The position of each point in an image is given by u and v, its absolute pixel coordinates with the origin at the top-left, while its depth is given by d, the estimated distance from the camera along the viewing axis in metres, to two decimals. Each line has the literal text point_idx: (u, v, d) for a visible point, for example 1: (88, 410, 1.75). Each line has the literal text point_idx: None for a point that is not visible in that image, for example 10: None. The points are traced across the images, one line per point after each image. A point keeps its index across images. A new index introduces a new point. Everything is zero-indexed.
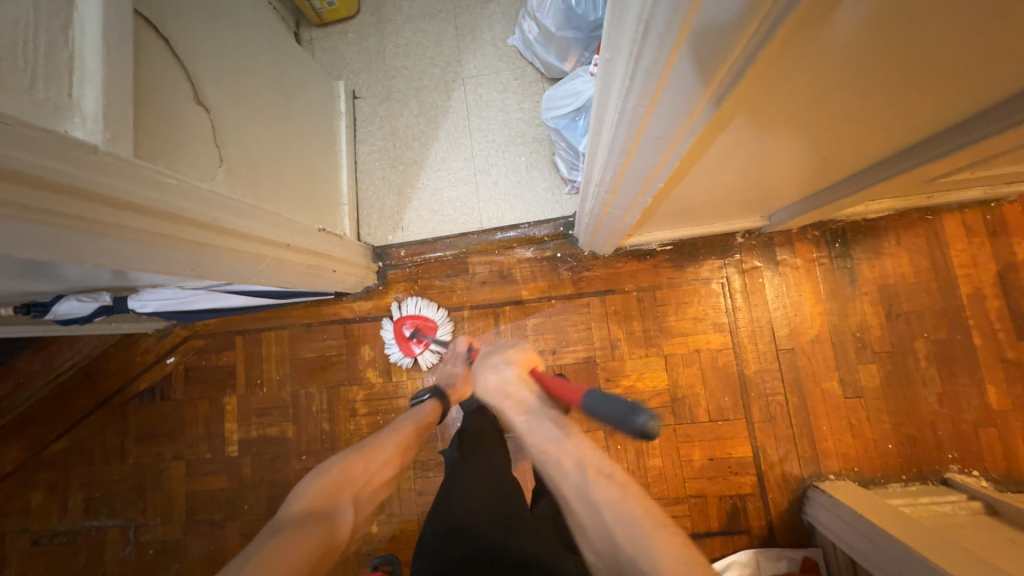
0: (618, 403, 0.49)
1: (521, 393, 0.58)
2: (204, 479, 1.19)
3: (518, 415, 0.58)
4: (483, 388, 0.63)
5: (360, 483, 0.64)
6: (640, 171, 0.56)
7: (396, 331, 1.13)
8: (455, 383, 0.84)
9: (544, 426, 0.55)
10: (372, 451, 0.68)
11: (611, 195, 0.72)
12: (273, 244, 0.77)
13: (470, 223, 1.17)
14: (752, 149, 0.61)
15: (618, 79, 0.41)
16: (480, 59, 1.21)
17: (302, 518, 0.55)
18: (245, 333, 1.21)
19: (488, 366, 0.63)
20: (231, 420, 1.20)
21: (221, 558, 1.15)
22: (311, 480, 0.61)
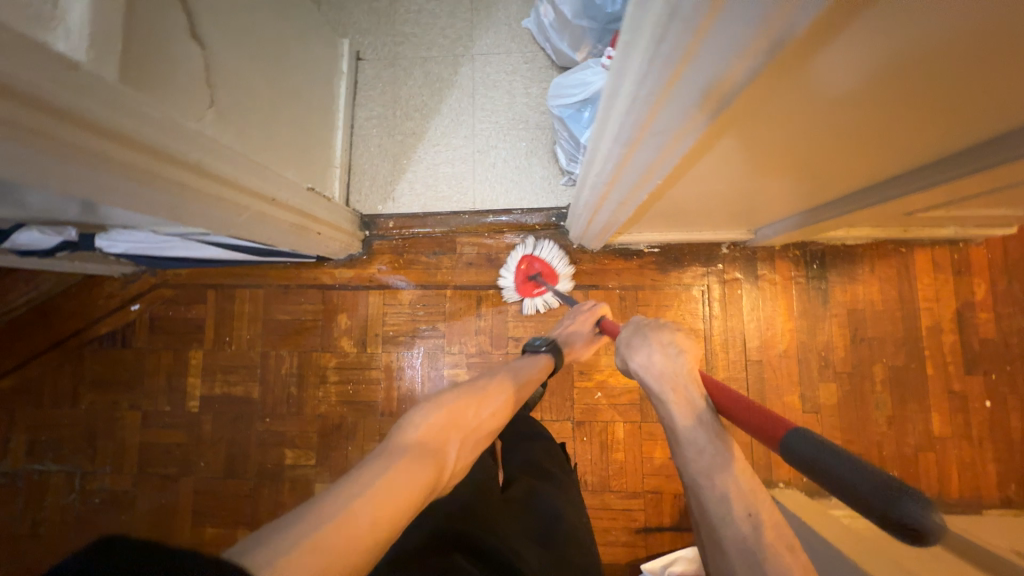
0: (873, 474, 0.34)
1: (699, 405, 0.54)
2: (161, 432, 1.15)
3: (682, 422, 0.53)
4: (645, 373, 0.59)
5: (465, 428, 0.64)
6: (642, 168, 0.57)
7: (526, 267, 1.10)
8: (573, 340, 0.93)
9: (721, 464, 0.49)
10: (475, 401, 0.68)
11: (608, 189, 0.73)
12: (258, 196, 0.74)
13: (463, 203, 1.15)
14: (748, 163, 0.64)
15: (636, 66, 0.41)
16: (492, 38, 1.18)
17: (418, 444, 0.55)
18: (218, 288, 1.17)
19: (654, 347, 0.60)
20: (195, 376, 1.16)
21: (171, 514, 1.13)
22: (423, 414, 0.62)
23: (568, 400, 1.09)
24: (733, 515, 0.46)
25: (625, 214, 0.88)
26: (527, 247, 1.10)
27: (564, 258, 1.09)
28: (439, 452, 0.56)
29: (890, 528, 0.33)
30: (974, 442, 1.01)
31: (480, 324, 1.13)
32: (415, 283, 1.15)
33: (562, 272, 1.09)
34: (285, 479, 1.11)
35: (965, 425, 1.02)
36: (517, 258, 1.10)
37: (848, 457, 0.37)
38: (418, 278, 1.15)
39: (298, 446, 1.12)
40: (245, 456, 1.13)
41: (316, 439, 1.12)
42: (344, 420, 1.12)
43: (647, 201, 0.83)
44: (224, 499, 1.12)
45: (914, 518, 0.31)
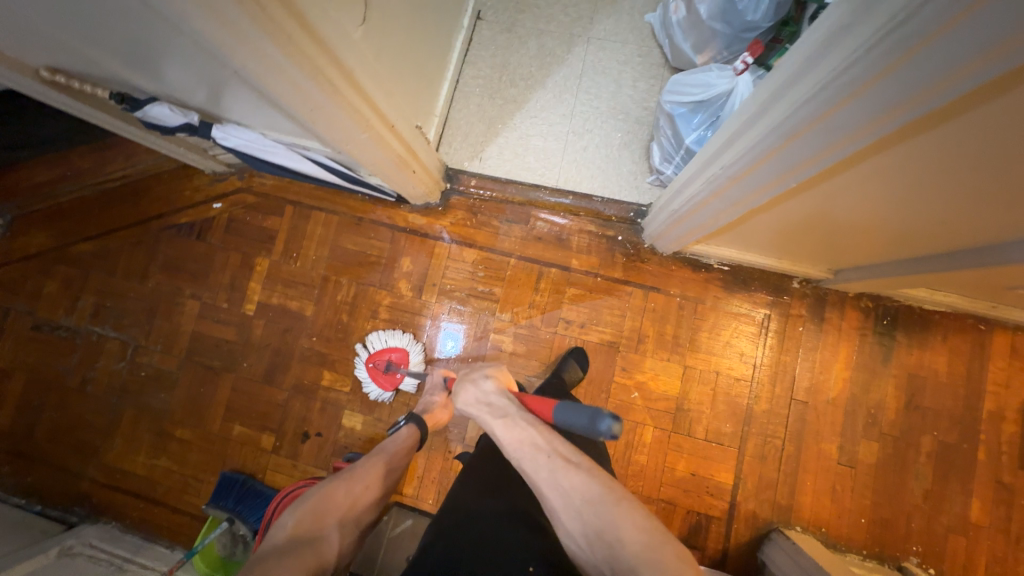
0: (587, 412, 0.62)
1: (501, 403, 0.73)
2: (213, 327, 1.21)
3: (495, 421, 0.70)
4: (467, 403, 0.77)
5: (343, 510, 0.72)
6: (780, 166, 0.60)
7: (369, 368, 1.13)
8: (430, 410, 0.94)
9: (518, 427, 0.68)
10: (350, 479, 0.76)
11: (719, 193, 0.76)
12: (381, 118, 0.77)
13: (546, 178, 1.17)
14: (850, 201, 0.69)
15: (839, 58, 0.44)
16: (612, 24, 1.19)
17: (288, 543, 0.65)
18: (298, 205, 1.22)
19: (468, 382, 0.78)
20: (256, 282, 1.21)
21: (206, 404, 1.19)
22: (294, 508, 0.71)
23: (603, 392, 1.09)
24: (537, 465, 0.64)
25: (703, 231, 0.90)
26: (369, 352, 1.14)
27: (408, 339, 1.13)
28: (315, 544, 0.66)
29: (600, 435, 0.61)
30: (1011, 538, 0.97)
31: (534, 299, 1.14)
32: (481, 245, 1.17)
33: (407, 345, 1.13)
34: (318, 399, 1.16)
35: (1005, 519, 0.98)
36: (363, 367, 1.13)
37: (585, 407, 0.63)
38: (486, 240, 1.17)
39: (336, 370, 1.16)
40: (285, 368, 1.18)
41: (354, 369, 1.16)
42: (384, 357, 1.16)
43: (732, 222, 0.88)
44: (256, 402, 1.17)
45: (613, 429, 0.58)
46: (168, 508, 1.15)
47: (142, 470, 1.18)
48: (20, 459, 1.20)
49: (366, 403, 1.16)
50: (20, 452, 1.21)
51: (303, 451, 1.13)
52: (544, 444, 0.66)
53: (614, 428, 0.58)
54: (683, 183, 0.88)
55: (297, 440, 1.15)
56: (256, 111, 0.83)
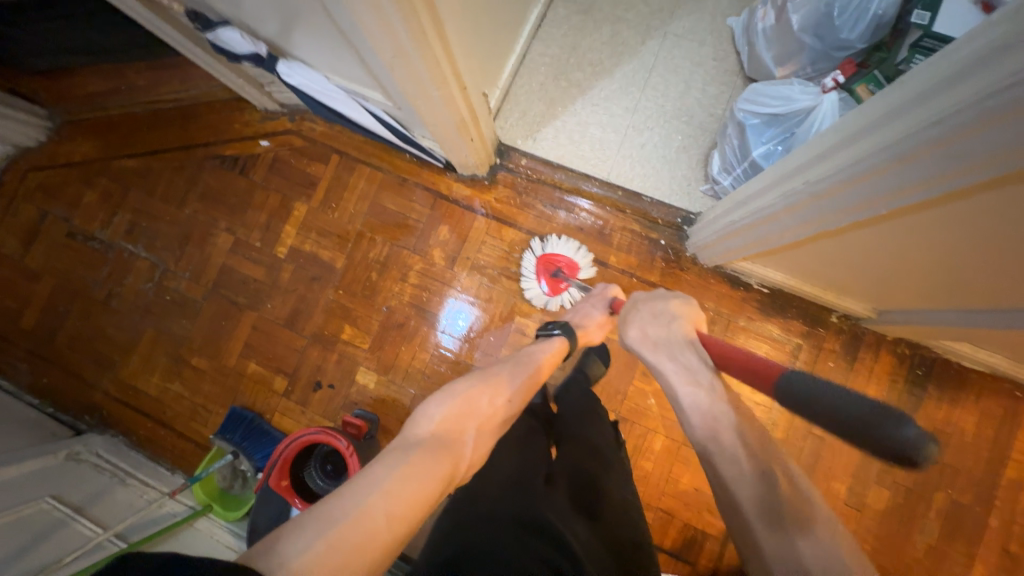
0: (863, 408, 0.40)
1: (695, 366, 0.62)
2: (243, 264, 1.21)
3: (682, 385, 0.61)
4: (643, 345, 0.70)
5: (482, 417, 0.67)
6: (871, 191, 0.58)
7: (538, 266, 1.11)
8: (586, 324, 0.89)
9: (714, 405, 0.58)
10: (492, 387, 0.71)
11: (784, 212, 0.73)
12: (456, 77, 0.75)
13: (598, 169, 1.14)
14: (909, 248, 0.68)
15: (988, 81, 0.41)
16: (691, 23, 1.15)
17: (435, 436, 0.60)
18: (344, 156, 1.21)
19: (650, 322, 0.71)
20: (292, 225, 1.21)
21: (226, 337, 1.19)
22: (444, 399, 0.66)
23: (620, 393, 1.08)
24: (739, 463, 0.53)
25: (752, 249, 0.88)
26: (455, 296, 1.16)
27: (579, 248, 1.11)
28: (457, 443, 0.61)
29: (887, 452, 0.38)
30: None
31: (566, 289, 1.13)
32: (520, 225, 1.15)
33: (580, 261, 1.10)
34: (335, 351, 1.16)
35: None
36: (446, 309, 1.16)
37: (850, 396, 0.41)
38: (526, 222, 1.15)
39: (357, 326, 1.16)
40: (309, 315, 1.18)
41: (376, 328, 1.16)
42: (408, 321, 1.15)
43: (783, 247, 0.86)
44: (275, 344, 1.18)
45: (910, 444, 0.37)
46: (174, 432, 1.17)
47: (154, 391, 1.20)
48: (37, 360, 1.23)
49: (381, 364, 1.15)
50: (38, 353, 1.23)
51: (314, 399, 1.14)
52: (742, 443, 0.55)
53: (923, 445, 0.37)
54: (738, 201, 0.85)
55: (309, 388, 1.15)
56: (325, 51, 0.82)
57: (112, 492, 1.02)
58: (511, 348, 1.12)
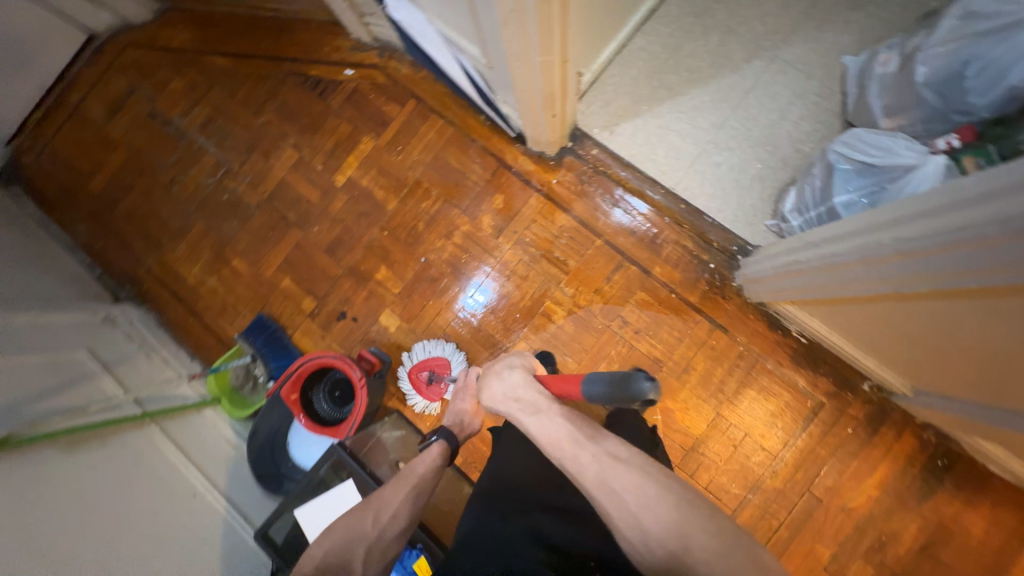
0: (607, 378, 0.54)
1: (532, 397, 0.66)
2: (300, 183, 1.25)
3: (527, 418, 0.65)
4: (494, 398, 0.70)
5: (367, 541, 0.68)
6: (966, 262, 0.54)
7: (411, 379, 1.11)
8: (463, 419, 0.82)
9: (555, 421, 0.63)
10: (379, 503, 0.72)
11: (860, 263, 0.69)
12: (561, 47, 0.74)
13: (666, 178, 1.12)
14: (974, 334, 0.65)
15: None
16: (805, 51, 1.10)
17: (315, 573, 0.64)
18: (421, 103, 1.22)
19: (492, 375, 0.72)
20: (354, 158, 1.23)
21: (268, 248, 1.24)
22: (326, 538, 0.69)
23: None
24: (582, 460, 0.59)
25: (807, 293, 0.85)
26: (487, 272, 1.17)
27: (449, 348, 1.11)
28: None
29: (631, 399, 0.52)
30: None
31: (603, 287, 1.12)
32: (575, 213, 1.14)
33: (446, 353, 1.11)
34: (366, 288, 1.19)
35: None
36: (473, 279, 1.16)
37: (599, 374, 0.56)
38: (581, 211, 1.14)
39: (392, 270, 1.19)
40: (349, 248, 1.21)
41: (410, 276, 1.18)
42: (441, 278, 1.17)
43: (838, 298, 0.83)
44: (312, 266, 1.21)
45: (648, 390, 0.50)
46: (201, 323, 1.23)
47: (192, 281, 1.25)
48: (96, 223, 1.30)
49: (406, 312, 1.18)
50: (98, 217, 1.30)
51: (336, 328, 1.18)
52: (580, 434, 0.61)
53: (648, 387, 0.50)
54: (806, 242, 0.82)
55: (333, 316, 1.19)
56: None
57: (136, 362, 1.08)
58: (533, 330, 1.13)
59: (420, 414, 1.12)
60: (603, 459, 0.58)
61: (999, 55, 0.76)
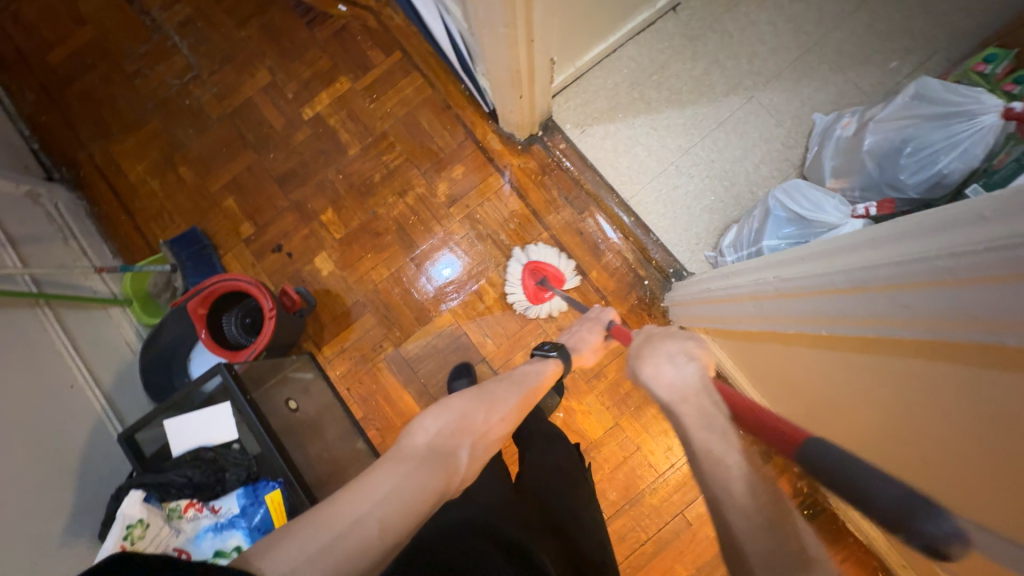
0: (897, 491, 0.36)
1: (702, 403, 0.49)
2: (267, 106, 1.22)
3: (695, 430, 0.47)
4: (650, 381, 0.54)
5: (478, 433, 0.64)
6: (832, 308, 0.58)
7: (521, 277, 1.11)
8: (582, 347, 0.86)
9: (731, 458, 0.44)
10: (490, 402, 0.68)
11: (751, 299, 0.75)
12: (528, 24, 0.74)
13: (624, 188, 1.13)
14: (838, 385, 0.70)
15: (946, 244, 0.42)
16: (780, 100, 1.12)
17: (430, 452, 0.57)
18: (407, 58, 1.21)
19: (661, 355, 0.56)
20: (328, 95, 1.21)
21: (220, 163, 1.20)
22: (436, 415, 0.63)
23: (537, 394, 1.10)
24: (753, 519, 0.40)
25: (714, 321, 0.90)
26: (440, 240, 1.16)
27: (565, 258, 1.11)
28: (449, 461, 0.58)
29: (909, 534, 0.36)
30: None
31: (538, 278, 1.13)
32: (529, 202, 1.15)
33: (563, 270, 1.11)
34: (308, 227, 1.17)
35: None
36: (431, 249, 1.15)
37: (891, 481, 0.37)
38: (536, 201, 1.15)
39: (339, 215, 1.17)
40: (302, 182, 1.19)
41: (355, 225, 1.17)
42: (385, 233, 1.16)
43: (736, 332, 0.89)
44: (260, 192, 1.19)
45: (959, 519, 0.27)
46: (132, 223, 1.19)
47: (133, 178, 1.21)
48: (45, 96, 1.24)
49: (343, 259, 1.16)
50: (50, 91, 1.24)
51: (270, 259, 1.16)
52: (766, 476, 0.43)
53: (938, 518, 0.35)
54: (725, 273, 0.85)
55: (269, 246, 1.17)
56: None
57: (49, 244, 1.05)
58: (463, 305, 1.13)
59: (515, 313, 1.12)
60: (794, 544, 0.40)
61: (935, 140, 0.81)
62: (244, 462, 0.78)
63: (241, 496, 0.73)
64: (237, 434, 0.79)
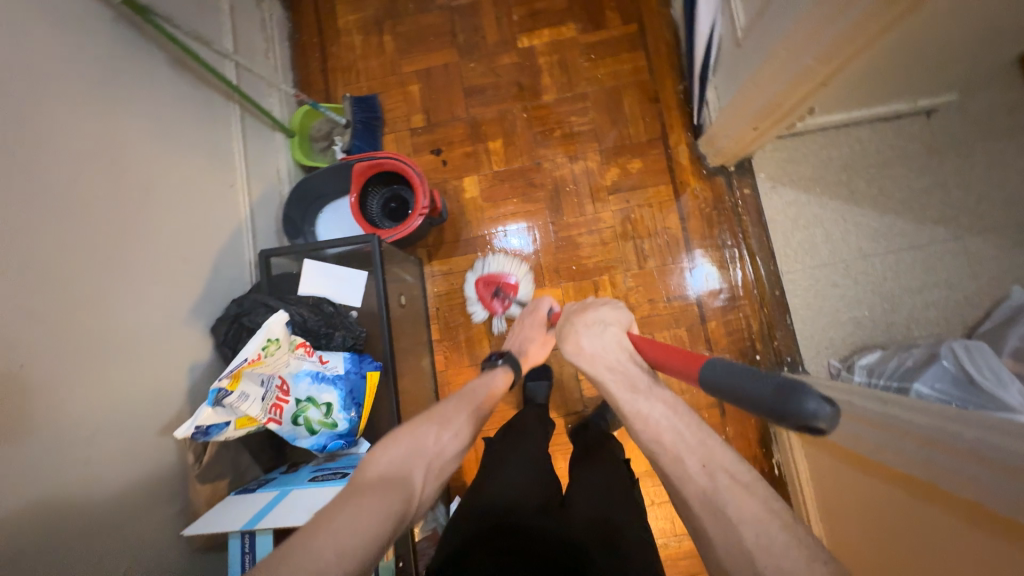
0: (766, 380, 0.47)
1: (625, 367, 0.63)
2: (488, 14, 1.21)
3: (621, 392, 0.61)
4: (585, 353, 0.66)
5: (432, 459, 0.59)
6: (989, 482, 0.53)
7: (478, 291, 1.12)
8: (528, 348, 0.88)
9: (656, 410, 0.57)
10: (442, 421, 0.64)
11: (888, 429, 0.71)
12: (834, 72, 0.70)
13: (783, 260, 1.08)
14: (922, 554, 0.64)
15: None
16: (993, 255, 1.02)
17: (379, 481, 0.52)
18: (640, 36, 1.17)
19: (581, 329, 0.69)
20: (549, 34, 1.19)
21: (422, 49, 1.21)
22: (388, 442, 0.58)
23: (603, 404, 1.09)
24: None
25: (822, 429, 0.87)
26: (580, 218, 1.14)
27: (523, 263, 1.13)
28: (405, 485, 0.54)
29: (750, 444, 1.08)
30: None
31: (658, 301, 1.11)
32: (686, 227, 1.12)
33: (518, 277, 1.12)
34: (473, 146, 1.17)
35: None
36: (568, 223, 1.14)
37: (749, 373, 0.50)
38: (692, 229, 1.12)
39: (505, 149, 1.17)
40: (486, 103, 1.18)
41: (515, 165, 1.16)
42: (539, 188, 1.15)
43: (840, 450, 0.84)
44: (445, 93, 1.19)
45: None
46: (321, 65, 1.22)
47: (340, 24, 1.23)
48: None
49: (488, 191, 1.16)
50: None
51: (425, 159, 1.17)
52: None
53: (824, 409, 0.44)
54: (872, 394, 0.81)
55: (430, 146, 1.18)
56: None
57: (256, 51, 1.09)
58: (576, 289, 1.12)
59: (479, 325, 1.13)
60: (718, 478, 0.50)
61: None
62: (354, 330, 0.79)
63: (349, 360, 0.74)
64: (359, 304, 0.83)
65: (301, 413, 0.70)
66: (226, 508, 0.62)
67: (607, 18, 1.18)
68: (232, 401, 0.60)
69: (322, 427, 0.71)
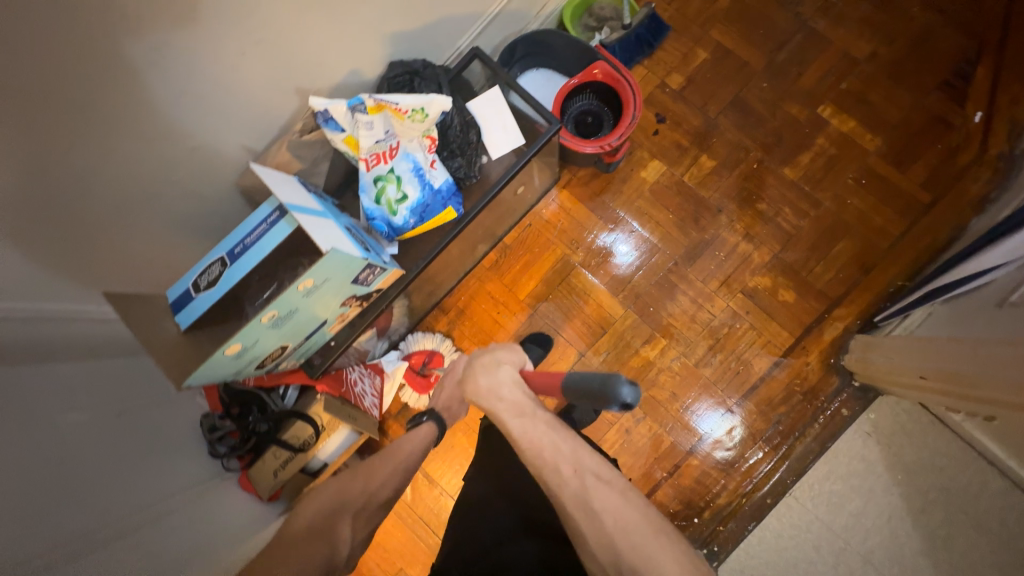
0: (594, 375, 0.58)
1: (517, 398, 0.67)
2: (825, 61, 1.08)
3: (510, 419, 0.64)
4: (485, 387, 0.69)
5: (357, 496, 0.68)
6: None
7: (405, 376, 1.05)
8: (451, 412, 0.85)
9: (538, 429, 0.62)
10: (370, 470, 0.71)
11: None
12: None
13: (801, 487, 0.98)
14: None
15: None
16: None
17: (308, 531, 0.61)
18: (920, 210, 1.02)
19: (484, 365, 0.73)
20: (851, 127, 1.06)
21: (744, 34, 1.11)
22: (313, 500, 0.67)
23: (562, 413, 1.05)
24: None
25: None
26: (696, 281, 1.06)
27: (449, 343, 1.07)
28: (326, 536, 0.62)
29: None
30: None
31: (678, 401, 1.04)
32: (764, 380, 1.03)
33: (441, 349, 1.06)
34: (689, 145, 1.09)
35: None
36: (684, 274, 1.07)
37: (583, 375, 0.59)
38: (765, 386, 1.03)
39: (708, 173, 1.08)
40: (738, 124, 1.08)
41: (700, 192, 1.08)
42: (697, 228, 1.07)
43: None
44: (720, 84, 1.10)
45: None
46: None
47: None
48: None
49: (659, 189, 1.09)
50: None
51: (646, 116, 1.11)
52: None
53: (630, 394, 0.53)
54: None
55: (661, 110, 1.11)
56: None
57: None
58: (632, 324, 1.06)
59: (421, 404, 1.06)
60: (586, 479, 0.57)
61: None
62: (471, 168, 0.81)
63: (447, 184, 0.77)
64: (493, 158, 0.83)
65: (383, 181, 0.73)
66: (286, 182, 0.68)
67: (912, 167, 1.03)
68: (360, 119, 0.68)
69: (386, 206, 0.74)
